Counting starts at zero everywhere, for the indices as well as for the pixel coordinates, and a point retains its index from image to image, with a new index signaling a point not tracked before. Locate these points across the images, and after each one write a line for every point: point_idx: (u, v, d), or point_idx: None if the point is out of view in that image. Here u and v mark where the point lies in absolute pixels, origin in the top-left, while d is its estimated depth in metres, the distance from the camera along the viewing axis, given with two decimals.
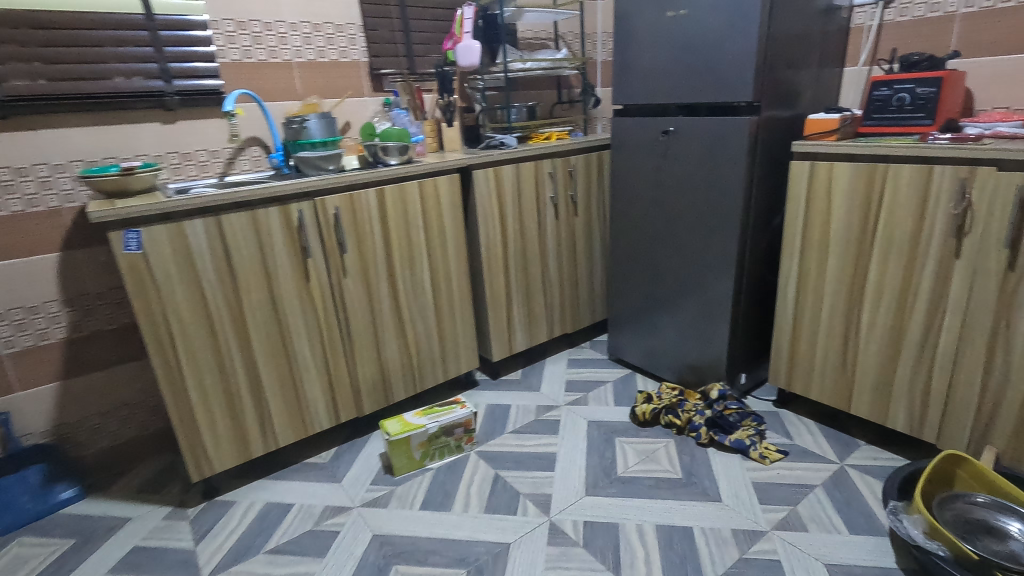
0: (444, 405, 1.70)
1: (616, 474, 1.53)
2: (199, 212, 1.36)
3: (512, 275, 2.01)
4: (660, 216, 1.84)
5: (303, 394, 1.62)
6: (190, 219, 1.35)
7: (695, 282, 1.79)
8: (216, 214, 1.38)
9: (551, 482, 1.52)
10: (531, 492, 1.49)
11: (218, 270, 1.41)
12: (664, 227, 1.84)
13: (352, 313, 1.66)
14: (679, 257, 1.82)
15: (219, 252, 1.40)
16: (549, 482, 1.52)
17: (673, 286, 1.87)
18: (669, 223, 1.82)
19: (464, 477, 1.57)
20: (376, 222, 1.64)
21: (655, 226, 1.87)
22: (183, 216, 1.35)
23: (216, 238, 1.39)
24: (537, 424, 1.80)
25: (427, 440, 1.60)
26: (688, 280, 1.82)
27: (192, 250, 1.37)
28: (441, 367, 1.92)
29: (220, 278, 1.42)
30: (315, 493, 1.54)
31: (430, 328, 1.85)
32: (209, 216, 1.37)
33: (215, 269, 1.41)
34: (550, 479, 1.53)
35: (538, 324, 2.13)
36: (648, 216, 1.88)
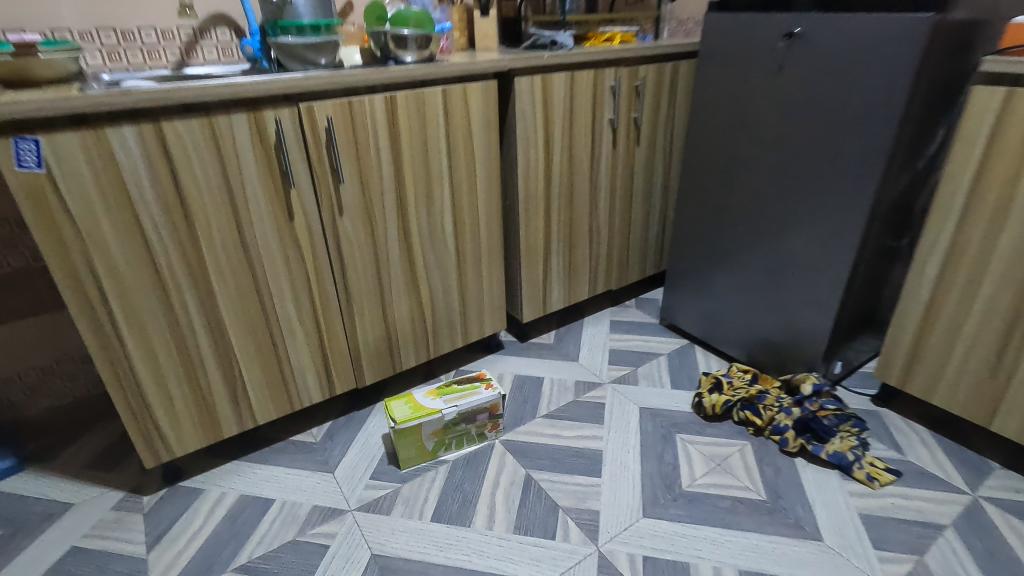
0: (464, 382, 1.35)
1: (680, 488, 1.21)
2: (131, 116, 0.94)
3: (553, 220, 1.60)
4: (759, 155, 1.40)
5: (288, 362, 1.28)
6: (118, 127, 0.94)
7: (796, 243, 1.38)
8: (156, 120, 0.97)
9: (597, 495, 1.20)
10: (573, 506, 1.17)
11: (163, 202, 1.01)
12: (763, 170, 1.40)
13: (352, 264, 1.28)
14: (778, 210, 1.39)
15: (163, 176, 1.00)
16: (595, 494, 1.20)
17: (763, 246, 1.46)
18: (771, 163, 1.38)
19: (487, 477, 1.26)
20: (384, 142, 1.21)
21: (749, 166, 1.42)
22: (106, 121, 0.93)
23: (157, 156, 0.98)
24: (576, 407, 1.46)
25: (443, 428, 1.28)
26: (787, 241, 1.40)
27: (123, 172, 0.96)
28: (461, 328, 1.56)
29: (166, 214, 1.02)
30: (302, 487, 1.24)
31: (450, 283, 1.48)
32: (145, 124, 0.96)
33: (159, 201, 1.01)
34: (595, 490, 1.21)
35: (579, 278, 1.75)
36: (739, 153, 1.44)
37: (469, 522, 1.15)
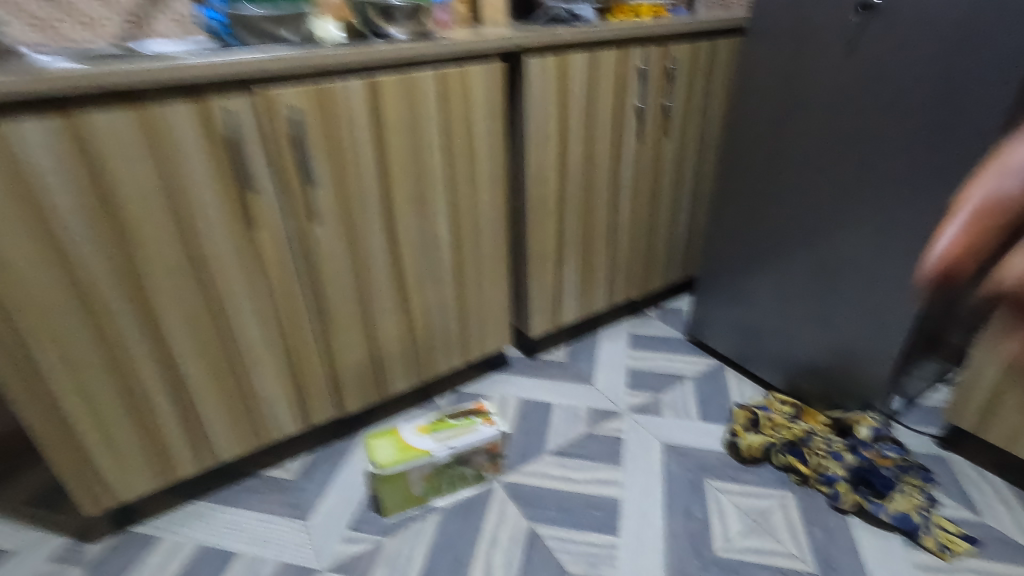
0: (460, 416, 1.17)
1: (711, 555, 1.02)
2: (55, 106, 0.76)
3: (567, 224, 1.40)
4: (817, 151, 1.17)
5: (256, 391, 1.10)
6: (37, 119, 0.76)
7: (860, 259, 1.17)
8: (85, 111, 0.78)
9: (611, 560, 1.02)
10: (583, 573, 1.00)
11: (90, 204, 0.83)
12: (821, 169, 1.18)
13: (328, 279, 1.09)
14: (837, 217, 1.18)
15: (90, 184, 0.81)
16: (609, 560, 1.02)
17: (815, 259, 1.25)
18: (831, 162, 1.15)
19: (484, 531, 1.08)
20: (366, 136, 1.01)
21: (803, 165, 1.21)
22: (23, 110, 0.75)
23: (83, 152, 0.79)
24: (589, 442, 1.27)
25: (434, 472, 1.10)
26: (847, 255, 1.19)
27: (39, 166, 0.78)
28: (460, 346, 1.37)
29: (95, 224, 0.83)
30: (270, 537, 1.07)
31: (447, 297, 1.28)
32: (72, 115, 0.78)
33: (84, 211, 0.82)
34: (609, 554, 1.03)
35: (595, 287, 1.55)
36: (792, 148, 1.22)
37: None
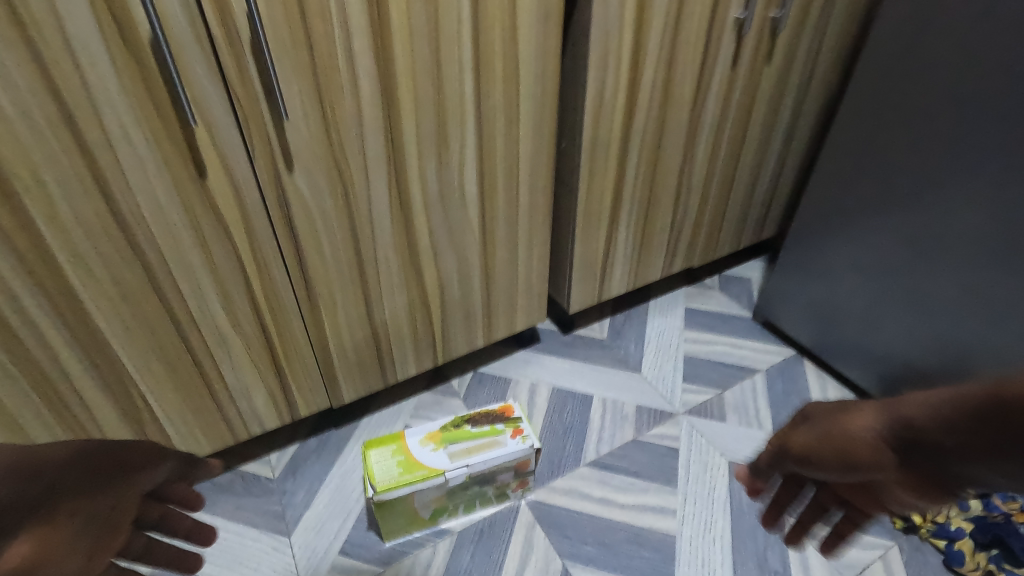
0: (480, 422, 0.93)
1: None
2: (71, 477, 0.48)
3: (628, 176, 1.09)
4: (983, 101, 0.83)
5: (222, 382, 0.86)
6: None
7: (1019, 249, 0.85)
8: (145, 526, 0.55)
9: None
10: None
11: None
12: (983, 129, 0.84)
13: (315, 245, 0.81)
14: (990, 192, 0.85)
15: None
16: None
17: (946, 247, 0.94)
18: (992, 117, 0.83)
19: (507, 572, 0.88)
20: (365, 44, 0.69)
21: (949, 121, 0.88)
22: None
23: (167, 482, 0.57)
24: (638, 453, 1.04)
25: (446, 494, 0.88)
26: (999, 242, 0.87)
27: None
28: (483, 323, 1.11)
29: (25, 452, 0.48)
30: (244, 559, 0.88)
31: (470, 267, 1.01)
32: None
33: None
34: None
35: (652, 251, 1.26)
36: (930, 99, 0.89)
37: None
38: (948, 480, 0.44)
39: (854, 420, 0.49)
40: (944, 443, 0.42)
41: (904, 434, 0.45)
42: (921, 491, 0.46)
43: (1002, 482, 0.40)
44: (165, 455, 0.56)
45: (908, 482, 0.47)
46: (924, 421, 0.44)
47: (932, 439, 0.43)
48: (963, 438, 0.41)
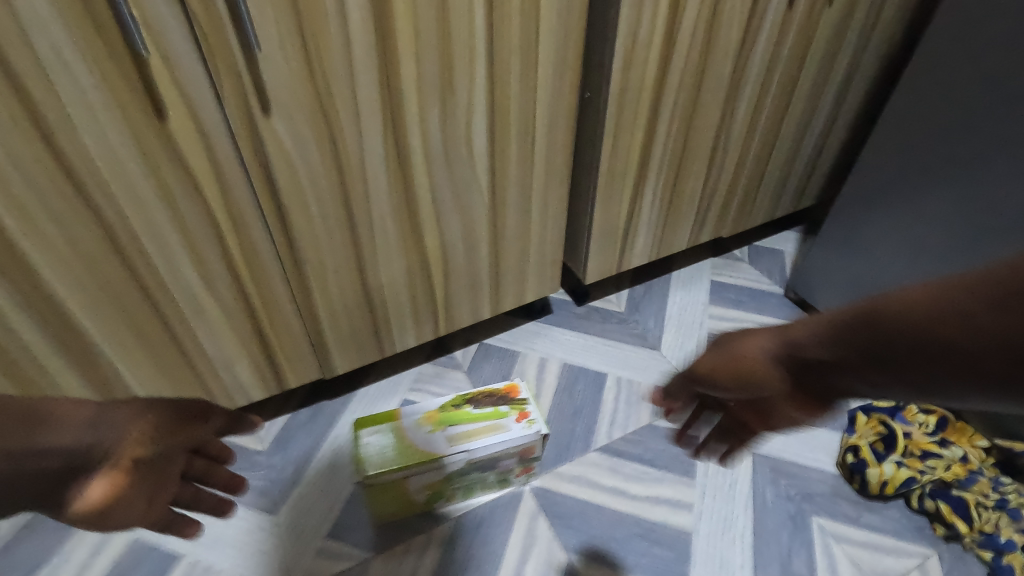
0: (484, 403, 0.85)
1: None
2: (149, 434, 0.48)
3: (658, 134, 0.97)
4: None
5: (201, 351, 0.79)
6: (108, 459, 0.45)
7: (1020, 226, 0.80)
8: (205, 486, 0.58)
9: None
10: None
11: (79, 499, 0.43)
12: None
13: (299, 204, 0.71)
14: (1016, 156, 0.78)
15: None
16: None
17: (938, 209, 0.89)
18: None
19: (506, 564, 0.81)
20: None
21: (980, 79, 0.79)
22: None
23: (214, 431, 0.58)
24: (654, 440, 0.96)
25: (442, 480, 0.81)
26: (998, 212, 0.82)
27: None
28: (490, 293, 1.02)
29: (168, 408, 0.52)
30: (227, 538, 0.82)
31: (477, 232, 0.91)
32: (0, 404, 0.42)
33: (78, 488, 0.43)
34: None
35: (678, 219, 1.15)
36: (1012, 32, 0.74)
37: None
38: (830, 389, 0.45)
39: (756, 340, 0.50)
40: (818, 355, 0.42)
41: (790, 355, 0.46)
42: (808, 403, 0.48)
43: (865, 387, 0.41)
44: (215, 412, 0.56)
45: (797, 395, 0.49)
46: (800, 345, 0.44)
47: (809, 358, 0.44)
48: (830, 351, 0.41)
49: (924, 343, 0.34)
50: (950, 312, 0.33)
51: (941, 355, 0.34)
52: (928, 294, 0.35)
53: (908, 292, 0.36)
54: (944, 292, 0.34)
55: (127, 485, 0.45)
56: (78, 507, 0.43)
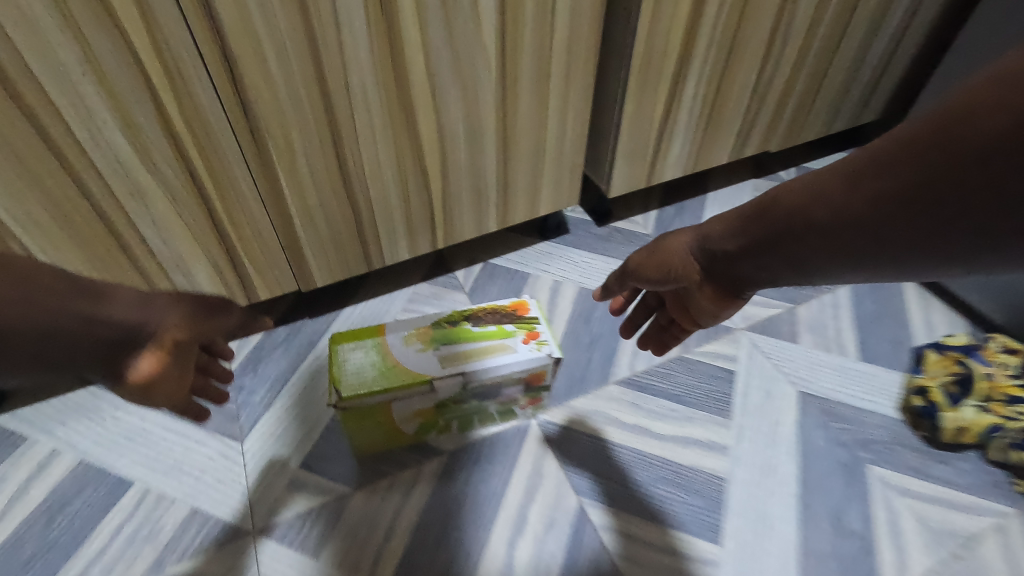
0: (486, 321, 0.71)
1: None
2: (196, 331, 0.49)
3: (709, 8, 0.79)
4: None
5: (148, 248, 0.66)
6: (152, 337, 0.44)
7: None
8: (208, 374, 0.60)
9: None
10: None
11: (125, 369, 0.42)
12: None
13: (256, 58, 0.56)
14: None
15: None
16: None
17: None
18: None
19: (508, 508, 0.69)
20: None
21: None
22: (33, 314, 0.38)
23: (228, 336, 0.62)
24: (683, 374, 0.83)
25: (434, 408, 0.69)
26: None
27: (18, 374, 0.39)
28: (498, 203, 0.87)
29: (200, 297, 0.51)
30: (187, 465, 0.72)
31: (484, 121, 0.75)
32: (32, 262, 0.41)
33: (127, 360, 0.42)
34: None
35: (722, 125, 0.98)
36: None
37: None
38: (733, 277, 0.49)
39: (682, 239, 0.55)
40: (725, 248, 0.48)
41: (707, 247, 0.50)
42: (720, 295, 0.52)
43: (769, 273, 0.45)
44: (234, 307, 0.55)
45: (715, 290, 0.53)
46: (730, 243, 0.47)
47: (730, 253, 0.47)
48: (741, 246, 0.45)
49: (806, 232, 0.38)
50: (820, 206, 0.37)
51: (823, 243, 0.37)
52: (817, 195, 0.37)
53: (804, 187, 0.39)
54: (817, 184, 0.37)
55: (172, 363, 0.45)
56: (127, 378, 0.43)
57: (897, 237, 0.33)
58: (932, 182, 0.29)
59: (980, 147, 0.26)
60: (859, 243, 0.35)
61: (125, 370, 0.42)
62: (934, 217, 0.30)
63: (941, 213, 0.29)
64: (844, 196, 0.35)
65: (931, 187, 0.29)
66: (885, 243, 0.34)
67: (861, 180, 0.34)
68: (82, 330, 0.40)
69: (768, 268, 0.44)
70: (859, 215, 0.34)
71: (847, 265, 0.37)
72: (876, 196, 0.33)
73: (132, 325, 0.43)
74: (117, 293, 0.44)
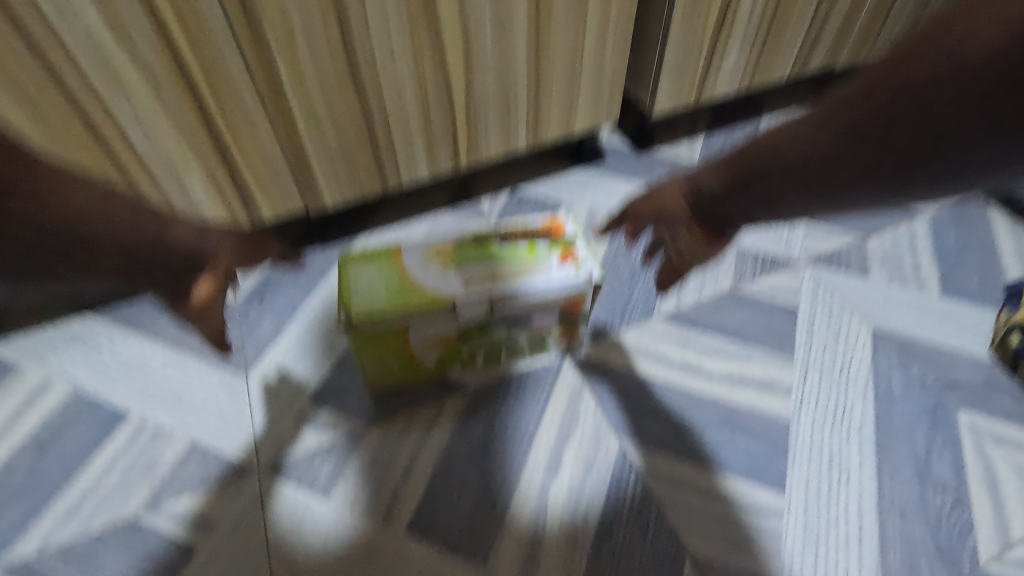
0: (517, 239, 0.61)
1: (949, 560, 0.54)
2: (236, 255, 0.51)
3: None
4: None
5: (134, 149, 0.59)
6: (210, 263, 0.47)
7: None
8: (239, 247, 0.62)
9: (764, 551, 0.55)
10: (706, 552, 0.55)
11: (188, 292, 0.46)
12: None
13: None
14: None
15: (45, 192, 0.36)
16: (758, 549, 0.56)
17: None
18: None
19: (540, 449, 0.61)
20: None
21: None
22: (123, 236, 0.40)
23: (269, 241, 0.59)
24: (737, 309, 0.73)
25: (456, 335, 0.61)
26: None
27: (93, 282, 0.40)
28: (528, 115, 0.77)
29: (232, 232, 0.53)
30: (187, 395, 0.66)
31: (513, 11, 0.64)
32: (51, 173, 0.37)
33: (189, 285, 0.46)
34: (762, 541, 0.56)
35: (787, 32, 0.85)
36: None
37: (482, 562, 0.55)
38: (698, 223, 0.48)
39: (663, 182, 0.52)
40: (698, 192, 0.47)
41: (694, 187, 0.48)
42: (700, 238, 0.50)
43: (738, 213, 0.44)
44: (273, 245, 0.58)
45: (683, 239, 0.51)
46: (716, 182, 0.44)
47: (717, 191, 0.44)
48: (727, 183, 0.43)
49: (785, 169, 0.38)
50: (797, 143, 0.36)
51: (787, 182, 0.38)
52: (795, 135, 0.37)
53: (781, 130, 0.38)
54: (796, 125, 0.37)
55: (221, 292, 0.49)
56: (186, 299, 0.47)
57: (874, 159, 0.32)
58: (889, 108, 0.30)
59: (925, 75, 0.28)
60: (843, 174, 0.34)
61: (188, 293, 0.46)
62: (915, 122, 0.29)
63: (918, 125, 0.29)
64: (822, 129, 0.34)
65: (888, 113, 0.30)
66: (860, 174, 0.33)
67: (834, 117, 0.34)
68: (146, 257, 0.41)
69: (755, 206, 0.42)
70: (830, 152, 0.34)
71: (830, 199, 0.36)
72: (848, 126, 0.33)
73: (196, 249, 0.46)
74: (174, 220, 0.45)
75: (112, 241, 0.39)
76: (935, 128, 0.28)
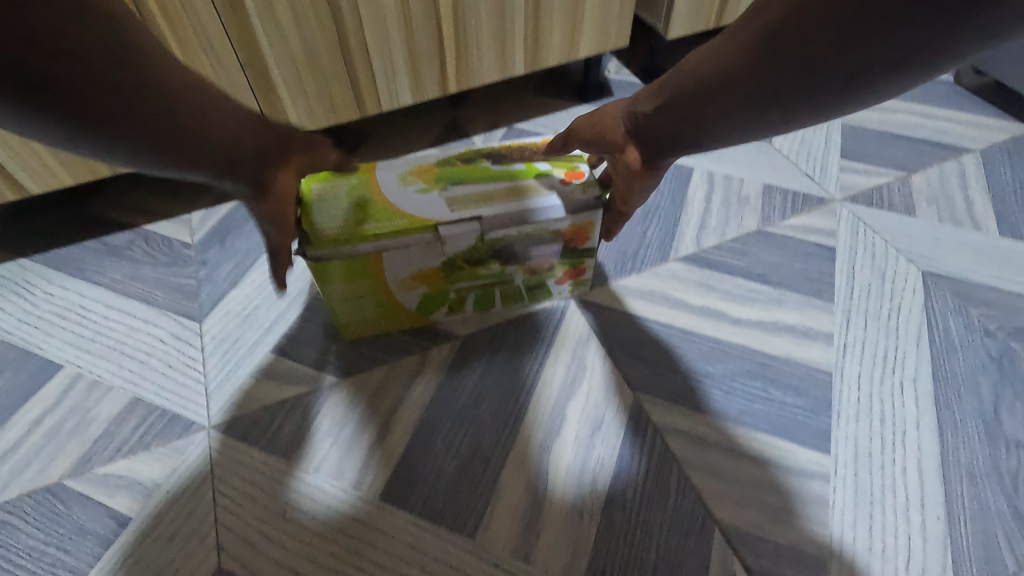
0: (513, 159, 0.52)
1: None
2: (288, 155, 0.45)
3: None
4: None
5: None
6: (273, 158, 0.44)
7: None
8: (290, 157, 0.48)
9: (807, 521, 0.46)
10: (737, 519, 0.46)
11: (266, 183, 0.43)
12: None
13: None
14: None
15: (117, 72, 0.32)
16: (800, 518, 0.46)
17: None
18: None
19: (539, 405, 0.52)
20: None
21: None
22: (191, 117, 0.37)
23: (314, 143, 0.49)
24: (766, 250, 0.63)
25: (443, 270, 0.51)
26: None
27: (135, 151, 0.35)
28: (527, 35, 0.67)
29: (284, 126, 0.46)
30: (132, 345, 0.57)
31: None
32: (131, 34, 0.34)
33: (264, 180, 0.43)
34: (805, 506, 0.47)
35: None
36: None
37: (470, 535, 0.46)
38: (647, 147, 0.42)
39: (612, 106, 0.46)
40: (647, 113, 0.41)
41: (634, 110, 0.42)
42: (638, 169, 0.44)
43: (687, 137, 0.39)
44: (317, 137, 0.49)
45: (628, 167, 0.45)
46: (648, 104, 0.41)
47: (645, 117, 0.41)
48: (655, 106, 0.40)
49: (709, 89, 0.35)
50: (723, 59, 0.34)
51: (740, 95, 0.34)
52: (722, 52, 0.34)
53: (712, 45, 0.35)
54: (723, 41, 0.34)
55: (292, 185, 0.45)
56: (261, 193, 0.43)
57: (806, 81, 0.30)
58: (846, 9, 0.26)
59: None
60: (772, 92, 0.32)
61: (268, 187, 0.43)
62: (834, 29, 0.27)
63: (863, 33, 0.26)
64: (752, 40, 0.32)
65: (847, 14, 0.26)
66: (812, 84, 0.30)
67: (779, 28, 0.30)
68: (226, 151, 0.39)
69: (684, 131, 0.39)
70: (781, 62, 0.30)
71: (746, 118, 0.35)
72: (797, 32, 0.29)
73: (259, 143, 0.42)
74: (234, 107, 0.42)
75: (163, 96, 0.35)
76: (866, 46, 0.27)
